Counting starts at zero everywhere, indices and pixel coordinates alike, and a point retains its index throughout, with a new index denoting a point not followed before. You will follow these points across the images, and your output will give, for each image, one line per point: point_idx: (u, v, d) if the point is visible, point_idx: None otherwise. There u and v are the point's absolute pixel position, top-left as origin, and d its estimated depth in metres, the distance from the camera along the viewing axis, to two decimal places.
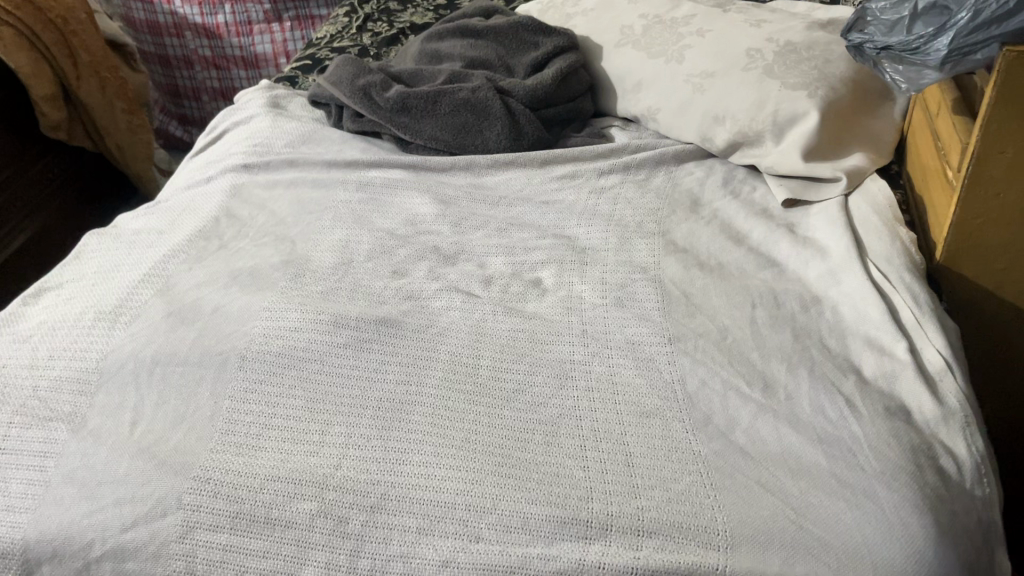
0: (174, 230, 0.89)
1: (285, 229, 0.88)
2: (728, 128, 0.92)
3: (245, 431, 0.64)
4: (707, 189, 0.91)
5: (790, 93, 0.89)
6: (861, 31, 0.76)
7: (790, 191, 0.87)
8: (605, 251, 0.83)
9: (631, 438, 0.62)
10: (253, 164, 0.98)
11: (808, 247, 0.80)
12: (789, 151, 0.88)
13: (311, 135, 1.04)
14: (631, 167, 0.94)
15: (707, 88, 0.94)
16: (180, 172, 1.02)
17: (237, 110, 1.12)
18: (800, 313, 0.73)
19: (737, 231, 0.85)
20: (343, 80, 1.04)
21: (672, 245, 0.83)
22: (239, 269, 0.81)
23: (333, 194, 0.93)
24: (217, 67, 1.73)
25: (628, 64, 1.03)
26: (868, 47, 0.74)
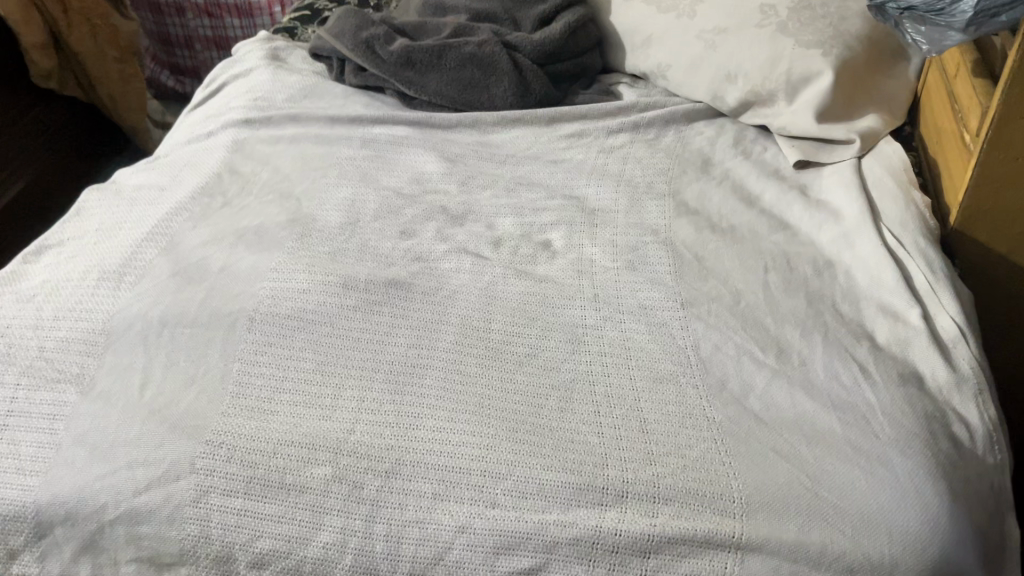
0: (176, 186, 0.87)
1: (289, 187, 0.86)
2: (740, 87, 0.91)
3: (257, 393, 0.63)
4: (717, 149, 0.90)
5: (804, 51, 0.87)
6: None
7: (802, 152, 0.85)
8: (615, 213, 0.82)
9: (646, 404, 0.62)
10: (254, 119, 0.96)
11: (821, 209, 0.79)
12: (802, 111, 0.86)
13: (312, 89, 1.02)
14: (640, 126, 0.93)
15: (719, 44, 0.92)
16: (180, 125, 1.00)
17: (236, 62, 1.09)
18: (814, 278, 0.73)
19: (748, 192, 0.84)
20: (346, 32, 1.01)
21: (684, 207, 0.82)
22: (244, 227, 0.80)
23: (337, 151, 0.91)
24: (210, 15, 1.67)
25: (638, 18, 1.00)
26: (890, 7, 0.72)
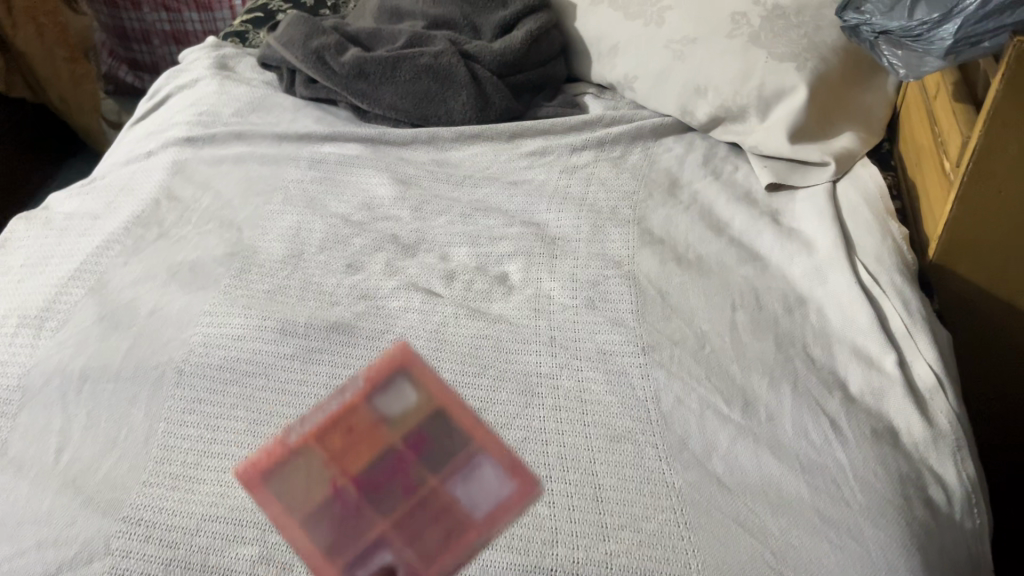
0: (110, 214, 0.81)
1: (230, 213, 0.81)
2: (710, 101, 0.86)
3: (182, 459, 0.59)
4: (686, 168, 0.85)
5: (776, 65, 0.82)
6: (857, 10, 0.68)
7: (774, 173, 0.80)
8: (576, 242, 0.77)
9: (601, 467, 0.58)
10: (196, 137, 0.90)
11: (793, 239, 0.74)
12: (775, 129, 0.81)
13: (261, 102, 0.96)
14: (605, 143, 0.88)
15: (687, 56, 0.87)
16: (119, 143, 0.94)
17: (181, 70, 1.03)
18: (783, 316, 0.68)
19: (717, 217, 0.79)
20: (295, 41, 0.95)
21: (649, 235, 0.77)
22: (179, 263, 0.75)
23: (284, 173, 0.86)
24: (168, 9, 1.59)
25: (604, 24, 0.95)
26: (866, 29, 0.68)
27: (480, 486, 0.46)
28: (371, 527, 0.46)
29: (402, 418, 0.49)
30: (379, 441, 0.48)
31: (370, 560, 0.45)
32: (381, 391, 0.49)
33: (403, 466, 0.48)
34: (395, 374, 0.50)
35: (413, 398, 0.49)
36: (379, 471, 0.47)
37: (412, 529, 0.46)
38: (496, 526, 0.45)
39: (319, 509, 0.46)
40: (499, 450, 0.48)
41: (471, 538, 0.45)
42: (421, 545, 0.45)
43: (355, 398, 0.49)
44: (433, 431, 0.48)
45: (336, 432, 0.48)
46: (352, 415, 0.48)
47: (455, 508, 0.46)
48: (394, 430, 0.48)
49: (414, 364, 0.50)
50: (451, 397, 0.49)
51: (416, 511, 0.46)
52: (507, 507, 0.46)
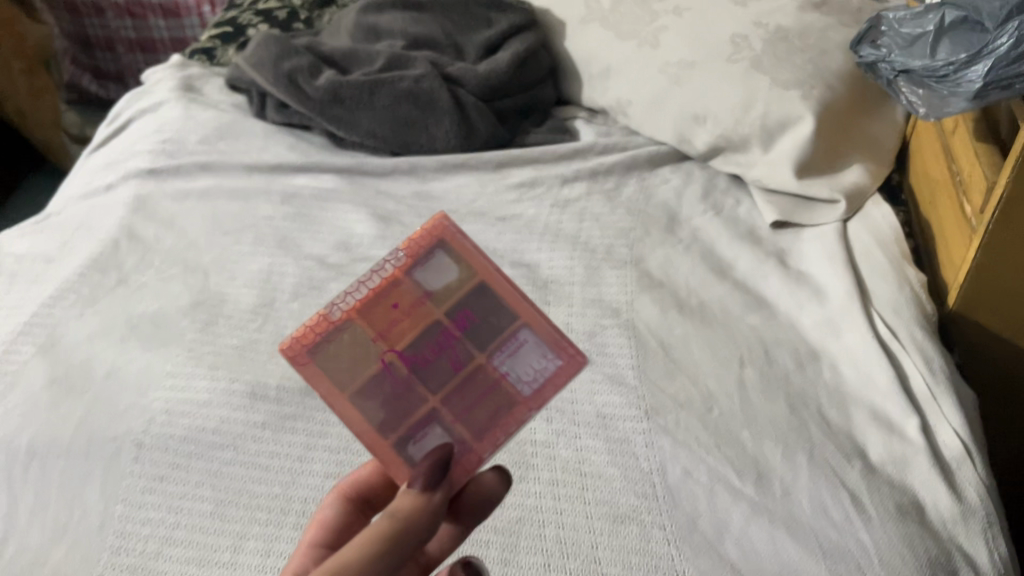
0: (65, 257, 0.75)
1: (196, 256, 0.75)
2: (710, 130, 0.81)
3: (141, 549, 0.53)
4: (685, 202, 0.80)
5: (780, 93, 0.77)
6: (875, 45, 0.64)
7: (780, 211, 0.75)
8: (570, 287, 0.72)
9: (604, 554, 0.53)
10: (160, 169, 0.84)
11: (803, 284, 0.69)
12: (780, 163, 0.76)
13: (229, 128, 0.90)
14: (598, 174, 0.83)
15: (685, 81, 0.82)
16: (77, 174, 0.88)
17: (144, 92, 0.96)
18: (795, 373, 0.63)
19: (720, 258, 0.74)
20: (265, 63, 0.89)
21: (648, 279, 0.72)
22: (138, 315, 0.68)
23: (254, 208, 0.80)
24: (133, 16, 1.47)
25: (595, 45, 0.89)
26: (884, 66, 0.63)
27: (529, 357, 0.45)
28: (422, 402, 0.43)
29: (445, 291, 0.46)
30: (428, 313, 0.45)
31: (422, 435, 0.43)
32: (421, 266, 0.46)
33: (449, 341, 0.45)
34: (432, 245, 0.46)
35: (455, 273, 0.46)
36: (425, 344, 0.45)
37: (461, 403, 0.44)
38: (543, 397, 0.44)
39: (369, 385, 0.43)
40: (543, 323, 0.45)
41: (520, 413, 0.43)
42: (471, 421, 0.43)
43: (396, 271, 0.46)
44: (477, 308, 0.45)
45: (381, 306, 0.45)
46: (393, 288, 0.45)
47: (502, 385, 0.44)
48: (440, 304, 0.45)
49: (451, 234, 0.47)
50: (493, 270, 0.46)
51: (466, 388, 0.44)
52: (558, 379, 0.44)
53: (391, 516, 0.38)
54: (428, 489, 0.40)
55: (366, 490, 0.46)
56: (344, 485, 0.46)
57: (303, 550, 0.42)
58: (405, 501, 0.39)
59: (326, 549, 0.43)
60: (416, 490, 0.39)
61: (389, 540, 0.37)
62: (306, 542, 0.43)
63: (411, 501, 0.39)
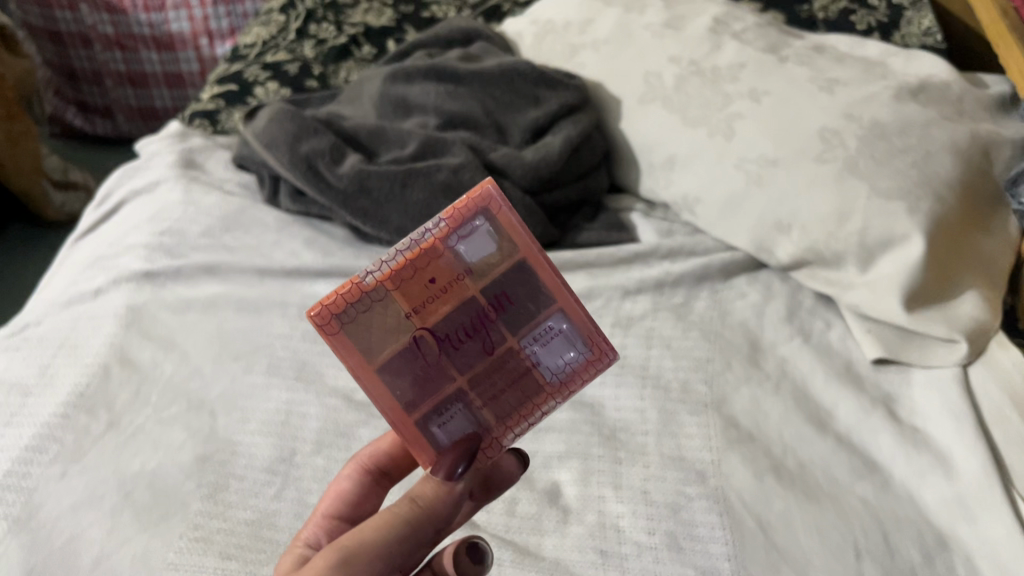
0: (45, 388, 0.64)
1: (200, 389, 0.64)
2: (796, 241, 0.70)
3: None
4: (767, 325, 0.70)
5: (881, 205, 0.66)
6: None
7: (883, 347, 0.65)
8: (644, 436, 0.61)
9: None
10: (157, 272, 0.72)
11: (921, 448, 0.58)
12: (883, 290, 0.66)
13: (237, 217, 0.79)
14: (664, 285, 0.73)
15: (766, 181, 0.72)
16: (62, 270, 0.77)
17: (138, 169, 0.85)
18: (923, 568, 0.52)
19: (816, 404, 0.63)
20: (280, 143, 0.78)
21: (735, 430, 0.61)
22: (132, 475, 0.57)
23: (269, 324, 0.69)
24: (123, 48, 1.41)
25: (656, 130, 0.79)
26: None
27: (562, 348, 0.42)
28: (449, 381, 0.41)
29: (486, 267, 0.41)
30: (463, 290, 0.41)
31: (447, 418, 0.42)
32: (462, 235, 0.40)
33: (485, 322, 0.41)
34: (476, 213, 0.40)
35: (495, 247, 0.41)
36: (457, 324, 0.41)
37: (491, 388, 0.42)
38: (569, 389, 0.43)
39: (397, 360, 0.40)
40: (581, 314, 0.42)
41: (546, 403, 0.43)
42: (497, 406, 0.42)
43: (434, 239, 0.40)
44: (517, 290, 0.41)
45: (415, 279, 0.40)
46: (430, 260, 0.40)
47: (533, 374, 0.42)
48: (479, 282, 0.41)
49: (497, 204, 0.40)
50: (536, 248, 0.41)
51: (497, 375, 0.42)
52: (586, 374, 0.43)
53: (411, 504, 0.40)
54: (450, 479, 0.41)
55: (385, 463, 0.49)
56: (364, 458, 0.48)
57: (320, 518, 0.45)
58: (429, 491, 0.41)
59: (338, 521, 0.46)
60: (440, 478, 0.41)
61: (407, 527, 0.39)
62: (321, 512, 0.45)
63: (431, 487, 0.41)
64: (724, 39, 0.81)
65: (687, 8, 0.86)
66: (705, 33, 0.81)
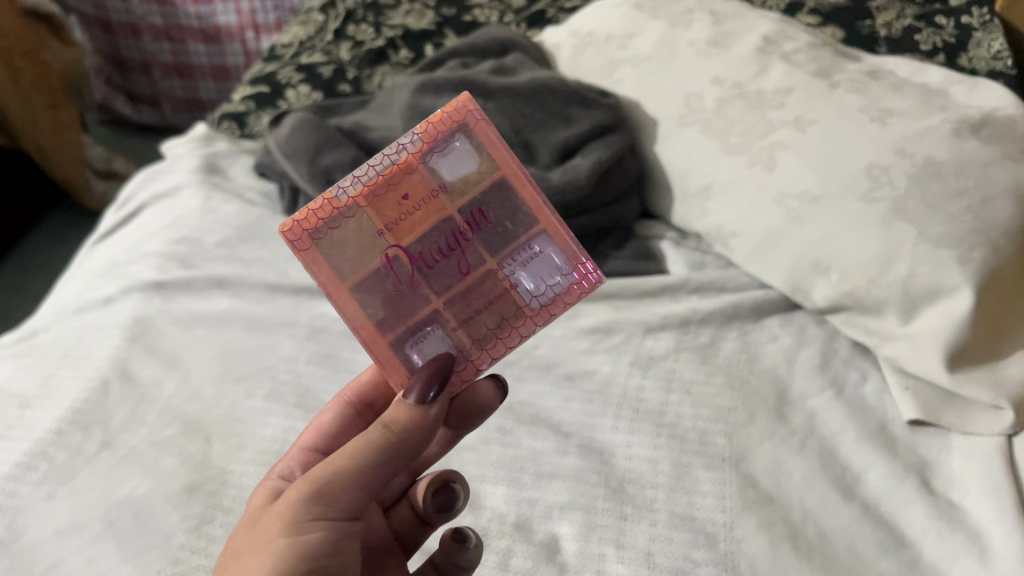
0: (44, 401, 0.62)
1: (199, 412, 0.62)
2: (833, 285, 0.66)
3: None
4: (798, 373, 0.65)
5: (929, 253, 0.61)
6: None
7: (922, 408, 0.60)
8: (654, 490, 0.58)
9: None
10: (168, 283, 0.71)
11: (956, 527, 0.54)
12: (924, 346, 0.61)
13: (254, 228, 0.77)
14: (690, 323, 0.69)
15: (806, 219, 0.67)
16: (77, 273, 0.76)
17: (161, 171, 0.84)
18: None
19: (844, 466, 0.59)
20: (300, 153, 0.75)
21: (753, 491, 0.57)
22: (119, 502, 0.55)
23: (275, 345, 0.66)
24: (171, 38, 1.41)
25: (693, 156, 0.75)
26: None
27: (542, 269, 0.46)
28: (425, 302, 0.45)
29: (462, 185, 0.45)
30: (440, 207, 0.45)
31: (422, 339, 0.45)
32: (439, 152, 0.45)
33: (461, 240, 0.45)
34: (453, 131, 0.45)
35: (472, 163, 0.45)
36: (434, 242, 0.45)
37: (466, 309, 0.46)
38: (550, 312, 0.47)
39: (371, 279, 0.45)
40: (560, 235, 0.46)
41: (525, 327, 0.46)
42: (473, 329, 0.46)
43: (410, 156, 0.45)
44: (493, 208, 0.46)
45: (390, 195, 0.44)
46: (406, 177, 0.45)
47: (511, 296, 0.46)
48: (455, 199, 0.45)
49: (473, 120, 0.45)
50: (512, 165, 0.46)
51: (473, 295, 0.46)
52: (568, 296, 0.47)
53: (385, 429, 0.42)
54: (424, 403, 0.43)
55: (367, 396, 0.53)
56: (347, 392, 0.52)
57: (300, 451, 0.50)
58: (402, 415, 0.43)
59: (316, 454, 0.50)
60: (411, 401, 0.43)
61: (382, 453, 0.42)
62: (300, 446, 0.50)
63: (406, 412, 0.43)
64: (772, 60, 0.76)
65: (736, 24, 0.81)
66: (752, 53, 0.76)
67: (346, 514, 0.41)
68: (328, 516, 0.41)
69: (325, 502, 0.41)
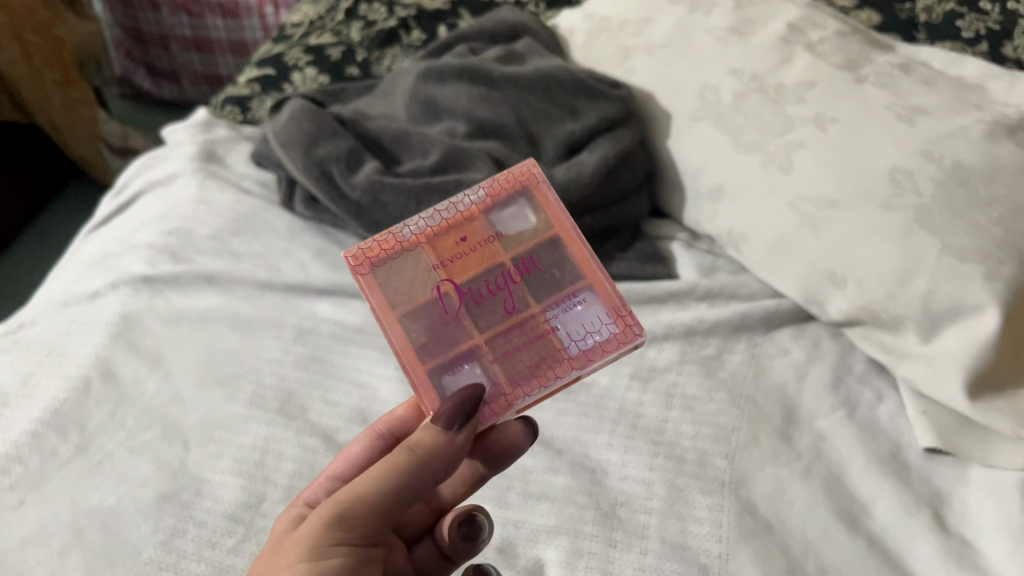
0: (22, 402, 0.61)
1: (177, 416, 0.60)
2: (849, 297, 0.62)
3: None
4: (807, 391, 0.61)
5: (952, 267, 0.57)
6: None
7: (939, 434, 0.56)
8: (647, 513, 0.55)
9: None
10: (157, 277, 0.69)
11: (967, 569, 0.50)
12: (944, 370, 0.57)
13: (248, 221, 0.74)
14: (696, 333, 0.65)
15: (822, 225, 0.63)
16: (71, 262, 0.74)
17: (161, 157, 0.82)
18: None
19: (851, 495, 0.55)
20: (295, 143, 0.72)
21: (751, 519, 0.53)
22: (89, 512, 0.54)
23: (260, 346, 0.64)
24: (188, 12, 1.38)
25: (706, 152, 0.71)
26: None
27: (584, 318, 0.43)
28: (467, 337, 0.43)
29: (518, 237, 0.45)
30: (494, 254, 0.45)
31: (459, 372, 0.42)
32: (500, 207, 0.46)
33: (509, 283, 0.44)
34: (516, 192, 0.46)
35: (531, 220, 0.46)
36: (484, 282, 0.44)
37: (506, 344, 0.43)
38: (590, 358, 0.42)
39: (420, 309, 0.43)
40: (607, 288, 0.44)
41: (563, 371, 0.42)
42: (511, 364, 0.42)
43: (474, 207, 0.46)
44: (545, 257, 0.45)
45: (449, 238, 0.45)
46: (466, 223, 0.45)
47: (551, 338, 0.43)
48: (510, 248, 0.45)
49: (537, 184, 0.47)
50: (568, 225, 0.46)
51: (514, 333, 0.43)
52: (608, 347, 0.42)
53: (409, 453, 0.40)
54: (450, 429, 0.40)
55: (399, 430, 0.50)
56: (379, 423, 0.50)
57: (324, 479, 0.48)
58: (427, 439, 0.40)
59: (342, 483, 0.48)
60: (438, 426, 0.40)
61: (405, 476, 0.40)
62: (327, 474, 0.48)
63: (431, 436, 0.40)
64: (795, 49, 0.70)
65: (760, 9, 0.75)
66: (774, 41, 0.71)
67: (365, 540, 0.39)
68: (349, 541, 0.38)
69: (346, 526, 0.38)
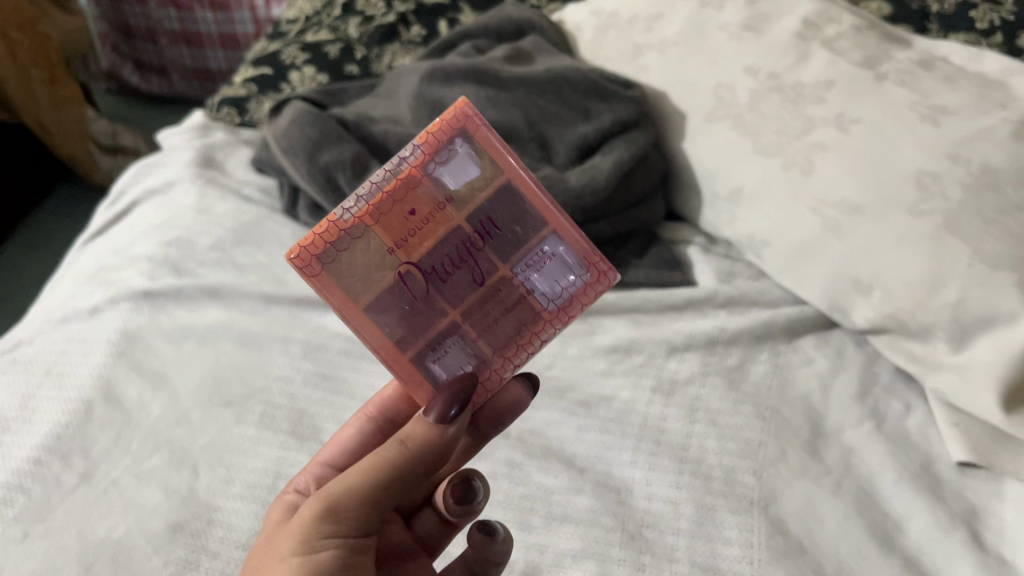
0: (22, 428, 0.59)
1: (184, 440, 0.57)
2: (875, 305, 0.60)
3: None
4: (833, 402, 0.60)
5: (984, 275, 0.55)
6: None
7: (973, 448, 0.55)
8: (674, 534, 0.53)
9: None
10: (158, 292, 0.66)
11: None
12: (977, 381, 0.55)
13: (252, 230, 0.72)
14: (718, 342, 0.64)
15: (847, 230, 0.61)
16: (68, 274, 0.72)
17: (158, 164, 0.81)
18: None
19: (883, 512, 0.54)
20: (298, 149, 0.70)
21: (782, 539, 0.52)
22: (96, 544, 0.52)
23: (268, 363, 0.62)
24: (177, 6, 1.35)
25: (724, 154, 0.69)
26: None
27: (556, 271, 0.41)
28: (441, 316, 0.40)
29: (469, 192, 0.39)
30: (447, 219, 0.39)
31: (442, 352, 0.40)
32: (441, 160, 0.39)
33: (472, 250, 0.40)
34: (452, 138, 0.39)
35: (477, 169, 0.39)
36: (444, 254, 0.39)
37: (485, 319, 0.41)
38: (568, 313, 0.42)
39: (385, 297, 0.39)
40: (574, 235, 0.41)
41: (546, 330, 0.41)
42: (493, 336, 0.41)
43: (412, 169, 0.38)
44: (503, 213, 0.40)
45: (395, 211, 0.38)
46: (409, 191, 0.38)
47: (528, 302, 0.41)
48: (464, 208, 0.39)
49: (474, 123, 0.39)
50: (518, 166, 0.40)
51: (489, 304, 0.40)
52: (585, 297, 0.42)
53: (401, 446, 0.38)
54: (443, 420, 0.39)
55: (393, 411, 0.49)
56: (371, 406, 0.49)
57: (316, 466, 0.47)
58: (418, 432, 0.39)
59: (336, 470, 0.47)
60: (430, 420, 0.39)
61: (394, 469, 0.38)
62: (319, 461, 0.47)
63: (422, 429, 0.39)
64: (813, 46, 0.67)
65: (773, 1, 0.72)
66: (790, 36, 0.69)
67: (358, 533, 0.38)
68: (341, 535, 0.37)
69: (337, 520, 0.37)
